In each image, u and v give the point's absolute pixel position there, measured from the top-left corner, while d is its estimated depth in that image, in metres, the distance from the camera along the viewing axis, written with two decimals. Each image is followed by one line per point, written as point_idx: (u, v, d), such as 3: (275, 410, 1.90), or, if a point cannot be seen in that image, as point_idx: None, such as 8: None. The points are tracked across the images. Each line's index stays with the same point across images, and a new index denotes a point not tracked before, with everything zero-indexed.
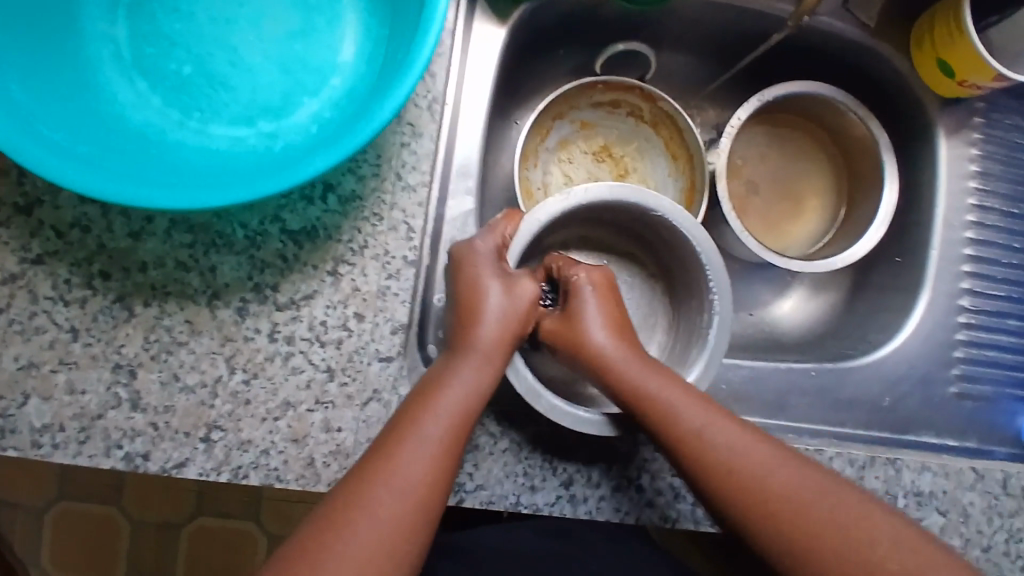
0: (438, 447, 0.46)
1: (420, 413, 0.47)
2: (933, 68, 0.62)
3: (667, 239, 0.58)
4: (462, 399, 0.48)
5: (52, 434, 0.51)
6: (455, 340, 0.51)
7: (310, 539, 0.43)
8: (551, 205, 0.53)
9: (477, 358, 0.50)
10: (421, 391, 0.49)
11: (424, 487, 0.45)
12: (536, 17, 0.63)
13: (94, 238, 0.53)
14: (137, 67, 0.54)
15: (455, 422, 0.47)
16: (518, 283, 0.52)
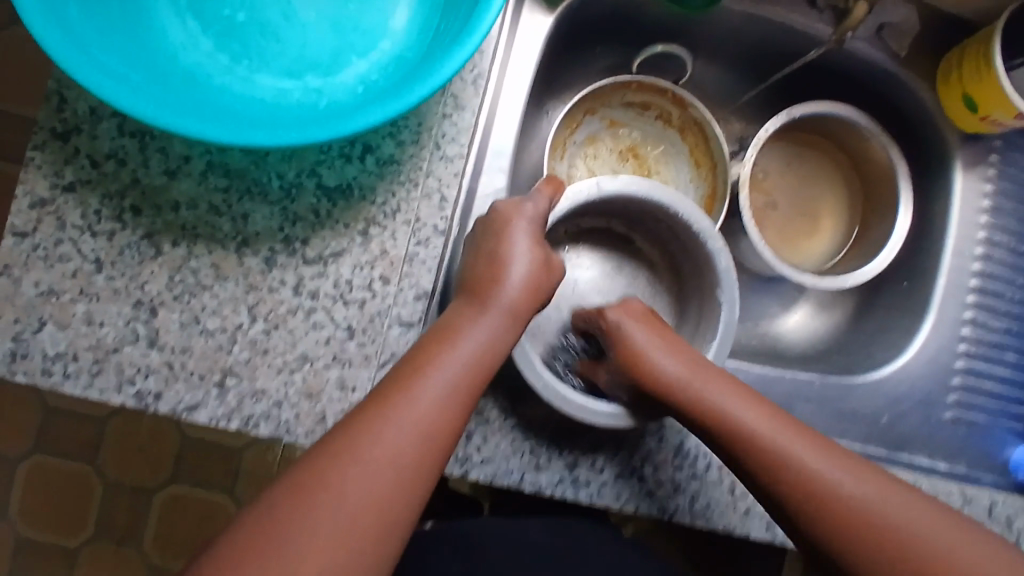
0: (451, 394, 0.46)
1: (437, 357, 0.47)
2: (957, 100, 0.64)
3: (701, 279, 0.58)
4: (480, 357, 0.48)
5: (65, 363, 0.51)
6: (476, 290, 0.50)
7: (309, 467, 0.43)
8: (641, 188, 0.55)
9: (497, 314, 0.49)
10: (438, 334, 0.49)
11: (433, 444, 0.45)
12: (582, 10, 0.64)
13: (128, 172, 0.53)
14: (192, 9, 0.54)
15: (467, 376, 0.47)
16: (551, 257, 0.53)
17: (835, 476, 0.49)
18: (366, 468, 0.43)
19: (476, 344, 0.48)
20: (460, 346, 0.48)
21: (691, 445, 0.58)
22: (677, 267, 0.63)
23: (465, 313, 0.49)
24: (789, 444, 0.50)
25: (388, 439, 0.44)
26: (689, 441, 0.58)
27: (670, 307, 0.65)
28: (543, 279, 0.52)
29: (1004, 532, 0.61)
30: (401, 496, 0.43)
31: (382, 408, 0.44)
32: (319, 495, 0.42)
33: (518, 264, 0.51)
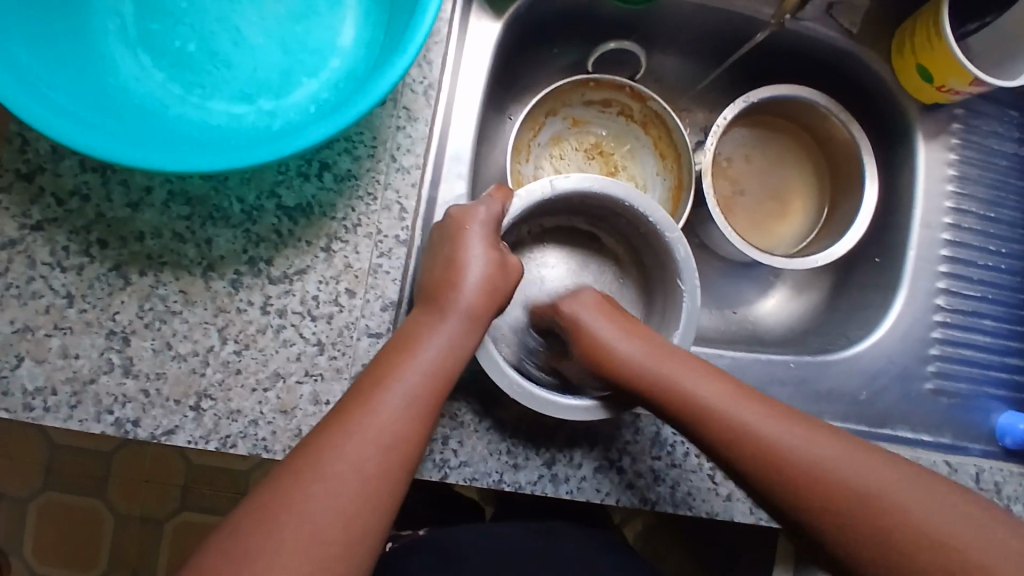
0: (413, 405, 0.47)
1: (397, 369, 0.48)
2: (912, 72, 0.65)
3: (664, 272, 0.59)
4: (441, 363, 0.49)
5: (44, 397, 0.52)
6: (434, 297, 0.51)
7: (275, 487, 0.44)
8: (594, 184, 0.55)
9: (457, 321, 0.50)
10: (399, 344, 0.50)
11: (395, 451, 0.45)
12: (532, 13, 0.65)
13: (93, 207, 0.54)
14: (143, 43, 0.55)
15: (426, 386, 0.48)
16: (508, 260, 0.54)
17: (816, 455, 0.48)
18: (331, 483, 0.44)
19: (436, 352, 0.49)
20: (420, 354, 0.48)
21: (668, 435, 0.59)
22: (641, 259, 0.64)
23: (425, 321, 0.50)
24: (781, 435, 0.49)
25: (350, 454, 0.44)
26: (665, 430, 0.59)
27: (638, 301, 0.65)
28: (499, 279, 0.53)
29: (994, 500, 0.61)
30: (368, 507, 0.44)
31: (345, 425, 0.45)
32: (285, 510, 0.43)
33: (474, 267, 0.52)
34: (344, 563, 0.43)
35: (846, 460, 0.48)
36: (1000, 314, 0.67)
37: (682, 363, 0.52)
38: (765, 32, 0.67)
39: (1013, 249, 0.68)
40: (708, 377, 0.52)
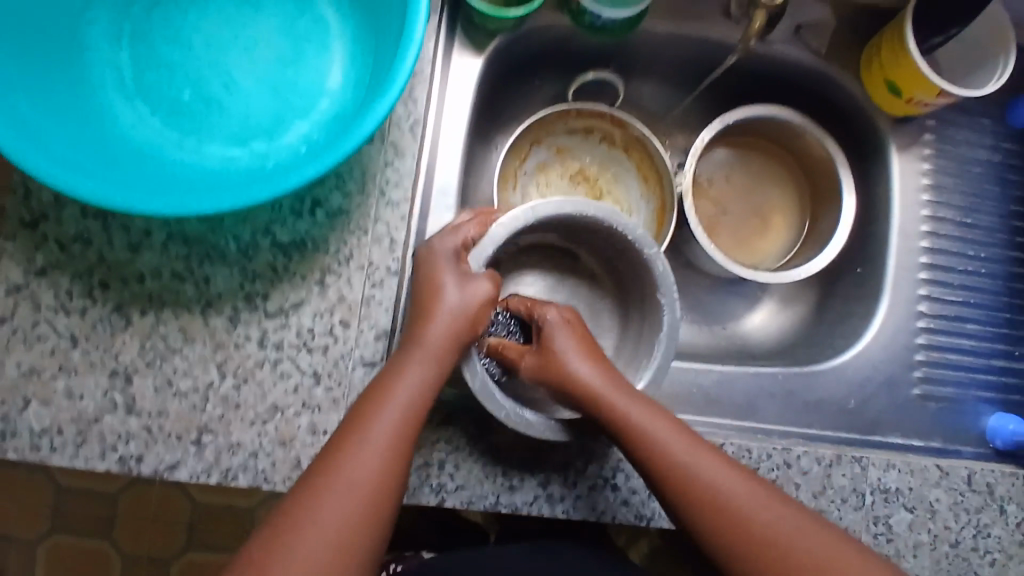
0: (391, 441, 0.48)
1: (371, 411, 0.49)
2: (882, 86, 0.67)
3: (642, 287, 0.61)
4: (412, 401, 0.50)
5: (50, 438, 0.54)
6: (408, 335, 0.52)
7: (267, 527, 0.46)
8: (574, 206, 0.57)
9: (421, 357, 0.51)
10: (372, 389, 0.50)
11: (380, 485, 0.47)
12: (511, 48, 0.68)
13: (94, 251, 0.56)
14: (140, 93, 0.58)
15: (403, 421, 0.49)
16: (474, 282, 0.54)
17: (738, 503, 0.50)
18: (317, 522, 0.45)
19: (410, 392, 0.50)
20: (392, 395, 0.49)
21: None
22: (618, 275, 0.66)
23: (399, 360, 0.51)
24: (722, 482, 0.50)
25: (333, 495, 0.46)
26: None
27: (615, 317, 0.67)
28: (477, 310, 0.53)
29: (987, 502, 0.62)
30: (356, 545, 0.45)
31: (325, 469, 0.47)
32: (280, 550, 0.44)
33: (449, 299, 0.52)
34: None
35: (765, 512, 0.50)
36: (984, 318, 0.69)
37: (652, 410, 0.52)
38: (733, 57, 0.70)
39: (992, 253, 0.70)
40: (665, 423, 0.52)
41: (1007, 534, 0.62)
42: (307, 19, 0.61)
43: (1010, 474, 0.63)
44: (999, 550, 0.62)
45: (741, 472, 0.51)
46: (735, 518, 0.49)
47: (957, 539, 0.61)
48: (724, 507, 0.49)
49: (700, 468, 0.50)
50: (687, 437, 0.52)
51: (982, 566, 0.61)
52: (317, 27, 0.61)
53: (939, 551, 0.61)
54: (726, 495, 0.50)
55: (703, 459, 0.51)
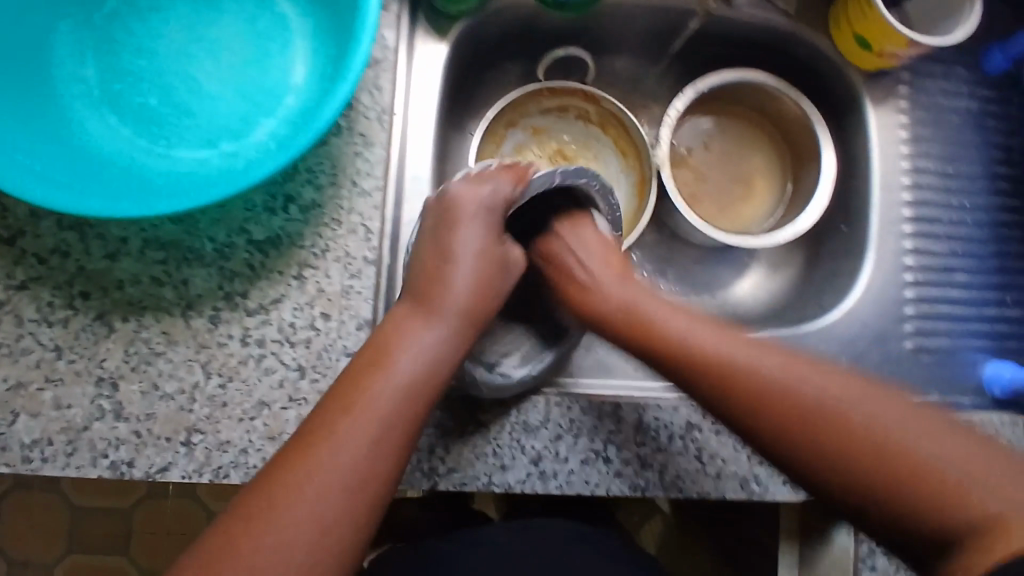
0: (406, 402, 0.48)
1: (387, 359, 0.50)
2: (851, 42, 0.66)
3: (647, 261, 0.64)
4: (428, 361, 0.50)
5: (42, 448, 0.54)
6: (425, 297, 0.53)
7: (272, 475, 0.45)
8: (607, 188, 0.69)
9: (441, 322, 0.52)
10: (380, 337, 0.51)
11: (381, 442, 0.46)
12: (476, 31, 0.68)
13: (73, 262, 0.57)
14: (107, 102, 0.58)
15: (421, 378, 0.49)
16: (509, 251, 0.57)
17: (797, 377, 0.47)
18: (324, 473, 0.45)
19: (412, 358, 0.50)
20: (401, 357, 0.50)
21: (651, 420, 0.59)
22: None
23: (404, 323, 0.52)
24: (778, 372, 0.47)
25: (344, 442, 0.46)
26: (647, 416, 0.59)
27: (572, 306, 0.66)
28: (495, 276, 0.56)
29: None
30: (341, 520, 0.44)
31: (338, 416, 0.47)
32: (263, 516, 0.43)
33: (471, 261, 0.55)
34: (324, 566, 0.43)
35: (837, 396, 0.45)
36: (974, 267, 0.68)
37: (691, 318, 0.54)
38: (697, 20, 0.70)
39: (978, 201, 0.69)
40: (702, 325, 0.53)
41: None
42: (268, 17, 0.61)
43: (1010, 422, 0.62)
44: None
45: (787, 353, 0.49)
46: (779, 386, 0.47)
47: None
48: (770, 384, 0.47)
49: (759, 364, 0.48)
50: (727, 334, 0.52)
51: None
52: (277, 25, 0.61)
53: None
54: (771, 382, 0.47)
55: (735, 348, 0.50)
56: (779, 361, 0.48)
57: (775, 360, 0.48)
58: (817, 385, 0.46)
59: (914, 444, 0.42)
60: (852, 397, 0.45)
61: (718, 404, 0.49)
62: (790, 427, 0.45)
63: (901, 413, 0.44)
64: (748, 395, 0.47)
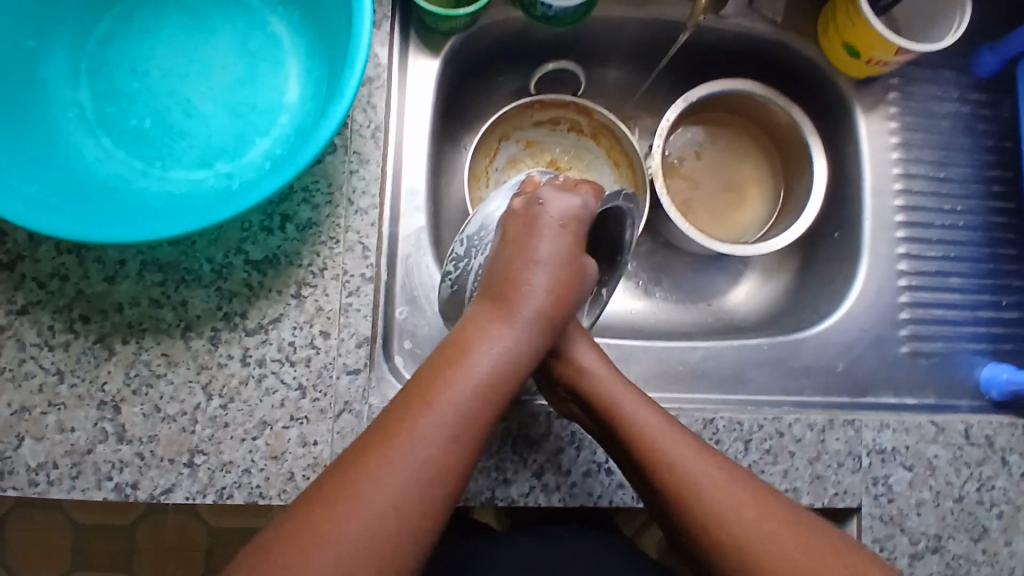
0: (473, 403, 0.45)
1: (448, 368, 0.46)
2: (840, 50, 0.67)
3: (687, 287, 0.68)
4: (495, 364, 0.46)
5: (47, 472, 0.54)
6: (495, 301, 0.48)
7: (332, 485, 0.42)
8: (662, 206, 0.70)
9: (514, 327, 0.47)
10: (449, 347, 0.47)
11: (448, 447, 0.43)
12: (467, 46, 0.68)
13: (72, 286, 0.57)
14: (103, 126, 0.59)
15: (490, 380, 0.45)
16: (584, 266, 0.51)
17: (711, 489, 0.48)
18: (389, 479, 0.42)
19: (490, 360, 0.46)
20: (473, 361, 0.46)
21: None
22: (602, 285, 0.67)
23: (486, 321, 0.47)
24: (711, 486, 0.48)
25: (411, 454, 0.42)
26: None
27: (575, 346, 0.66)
28: (574, 283, 0.50)
29: (987, 453, 0.62)
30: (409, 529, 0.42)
31: (398, 428, 0.43)
32: (327, 519, 0.41)
33: (541, 273, 0.49)
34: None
35: (731, 500, 0.47)
36: (968, 270, 0.68)
37: (638, 399, 0.52)
38: (686, 33, 0.70)
39: (970, 205, 0.69)
40: (650, 406, 0.52)
41: (1013, 485, 0.61)
42: (260, 37, 0.62)
43: (1008, 424, 0.62)
44: (1006, 502, 0.61)
45: (727, 469, 0.49)
46: (702, 492, 0.48)
47: (961, 493, 0.61)
48: (693, 485, 0.48)
49: (703, 479, 0.48)
50: (687, 439, 0.51)
51: (988, 519, 0.60)
52: (270, 45, 0.62)
53: (944, 508, 0.60)
54: (706, 499, 0.47)
55: (693, 462, 0.49)
56: (703, 468, 0.49)
57: (715, 479, 0.48)
58: (735, 511, 0.47)
59: (779, 558, 0.45)
60: (756, 519, 0.46)
61: (666, 500, 0.49)
62: (728, 548, 0.46)
63: (779, 526, 0.46)
64: (676, 493, 0.48)
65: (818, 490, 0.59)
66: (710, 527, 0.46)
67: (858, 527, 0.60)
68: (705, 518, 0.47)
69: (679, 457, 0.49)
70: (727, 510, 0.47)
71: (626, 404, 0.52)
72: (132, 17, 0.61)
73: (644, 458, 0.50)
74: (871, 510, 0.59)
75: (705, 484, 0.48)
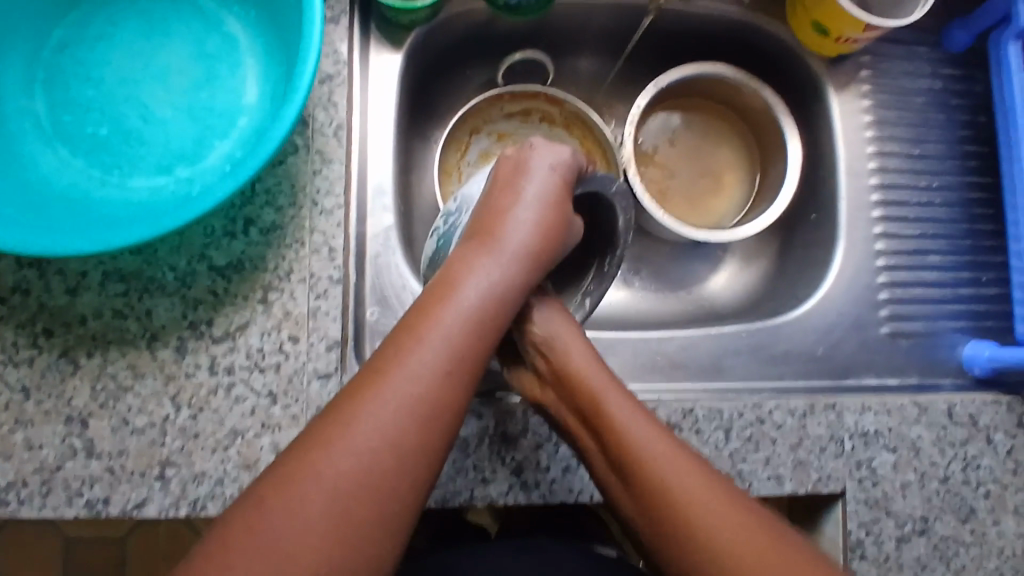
0: (450, 350, 0.44)
1: (435, 301, 0.45)
2: (808, 30, 0.66)
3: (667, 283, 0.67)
4: (481, 296, 0.46)
5: (16, 491, 0.53)
6: (479, 237, 0.49)
7: (305, 438, 0.41)
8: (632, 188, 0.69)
9: (498, 257, 0.48)
10: (434, 286, 0.47)
11: (419, 409, 0.42)
12: (431, 39, 0.67)
13: (35, 300, 0.56)
14: (58, 136, 0.57)
15: (479, 315, 0.46)
16: (571, 221, 0.52)
17: (669, 473, 0.46)
18: (355, 445, 0.40)
19: (477, 292, 0.46)
20: (460, 294, 0.46)
21: None
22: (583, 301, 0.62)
23: (471, 256, 0.48)
24: (662, 461, 0.47)
25: (386, 410, 0.41)
26: None
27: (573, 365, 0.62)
28: (555, 218, 0.50)
29: (972, 432, 0.61)
30: (398, 463, 0.41)
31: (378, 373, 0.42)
32: (321, 450, 0.40)
33: (524, 213, 0.50)
34: (377, 524, 0.39)
35: (668, 464, 0.47)
36: (947, 248, 0.67)
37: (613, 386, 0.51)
38: (648, 17, 0.70)
39: (946, 181, 0.68)
40: (624, 398, 0.50)
41: (999, 464, 0.61)
42: (216, 39, 0.61)
43: (992, 402, 0.62)
44: (992, 481, 0.60)
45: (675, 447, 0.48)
46: (633, 457, 0.47)
47: (946, 474, 0.60)
48: (636, 459, 0.47)
49: (665, 468, 0.46)
50: (649, 422, 0.49)
51: (976, 499, 0.60)
52: (227, 46, 0.60)
53: (930, 489, 0.59)
54: (649, 474, 0.46)
55: (647, 446, 0.48)
56: (658, 446, 0.48)
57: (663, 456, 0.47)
58: (664, 467, 0.47)
59: (697, 513, 0.45)
60: (672, 461, 0.47)
61: (609, 464, 0.49)
62: (691, 551, 0.44)
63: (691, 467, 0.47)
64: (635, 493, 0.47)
65: (801, 476, 0.58)
66: (667, 521, 0.45)
67: (844, 510, 0.59)
68: (641, 483, 0.47)
69: (638, 439, 0.48)
70: (665, 472, 0.46)
71: (595, 385, 0.51)
72: (88, 23, 0.60)
73: (613, 459, 0.49)
74: (856, 494, 0.59)
75: (642, 448, 0.48)
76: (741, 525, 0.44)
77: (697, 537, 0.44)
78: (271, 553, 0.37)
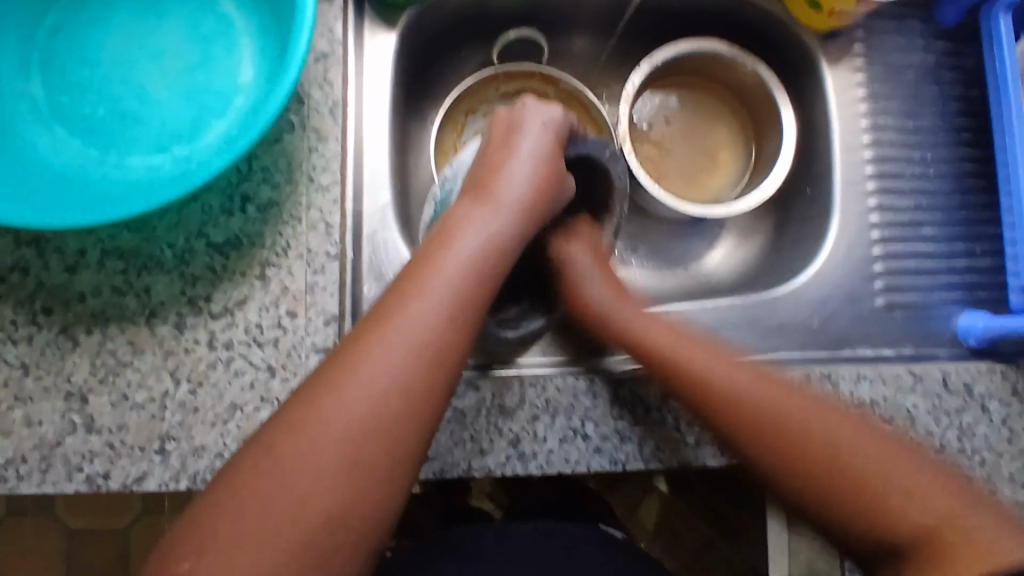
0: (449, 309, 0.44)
1: (435, 252, 0.46)
2: (801, 5, 0.66)
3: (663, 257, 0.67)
4: (479, 247, 0.47)
5: (17, 466, 0.54)
6: (477, 193, 0.50)
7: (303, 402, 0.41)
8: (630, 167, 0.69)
9: (496, 209, 0.49)
10: (436, 235, 0.47)
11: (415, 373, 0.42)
12: (425, 18, 0.68)
13: (33, 278, 0.56)
14: (54, 115, 0.58)
15: (480, 264, 0.46)
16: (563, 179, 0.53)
17: (760, 396, 0.50)
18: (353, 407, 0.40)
19: (477, 241, 0.47)
20: (459, 244, 0.46)
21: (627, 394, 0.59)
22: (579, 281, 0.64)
23: (469, 209, 0.49)
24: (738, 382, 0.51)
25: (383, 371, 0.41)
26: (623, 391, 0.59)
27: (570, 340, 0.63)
28: (550, 171, 0.52)
29: (967, 401, 0.61)
30: (404, 414, 0.41)
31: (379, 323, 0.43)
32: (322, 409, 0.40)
33: (520, 166, 0.51)
34: (380, 477, 0.40)
35: (757, 393, 0.50)
36: (941, 220, 0.68)
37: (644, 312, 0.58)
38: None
39: (940, 154, 0.69)
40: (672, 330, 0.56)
41: (994, 432, 0.61)
42: (210, 20, 0.61)
43: (988, 371, 0.62)
44: (988, 448, 0.60)
45: (804, 399, 0.49)
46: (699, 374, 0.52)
47: (942, 443, 0.60)
48: (720, 387, 0.51)
49: (743, 387, 0.51)
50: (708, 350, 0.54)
51: (972, 466, 0.60)
52: (222, 27, 0.61)
53: None
54: (733, 395, 0.50)
55: (718, 371, 0.52)
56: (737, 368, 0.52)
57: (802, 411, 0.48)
58: (754, 393, 0.50)
59: (823, 432, 0.47)
60: (752, 384, 0.51)
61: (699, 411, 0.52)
62: (806, 473, 0.47)
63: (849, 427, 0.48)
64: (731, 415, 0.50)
65: None
66: (778, 436, 0.48)
67: None
68: (710, 395, 0.51)
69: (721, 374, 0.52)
70: (760, 397, 0.50)
71: (625, 316, 0.57)
72: (81, 6, 0.60)
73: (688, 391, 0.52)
74: None
75: (744, 386, 0.51)
76: (881, 450, 0.46)
77: (833, 460, 0.46)
78: (279, 509, 0.38)
